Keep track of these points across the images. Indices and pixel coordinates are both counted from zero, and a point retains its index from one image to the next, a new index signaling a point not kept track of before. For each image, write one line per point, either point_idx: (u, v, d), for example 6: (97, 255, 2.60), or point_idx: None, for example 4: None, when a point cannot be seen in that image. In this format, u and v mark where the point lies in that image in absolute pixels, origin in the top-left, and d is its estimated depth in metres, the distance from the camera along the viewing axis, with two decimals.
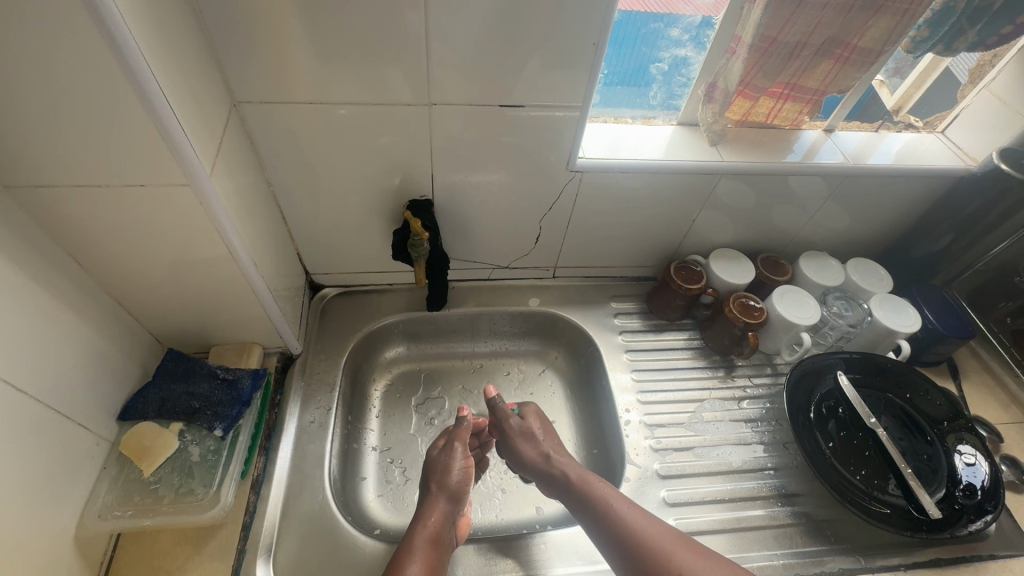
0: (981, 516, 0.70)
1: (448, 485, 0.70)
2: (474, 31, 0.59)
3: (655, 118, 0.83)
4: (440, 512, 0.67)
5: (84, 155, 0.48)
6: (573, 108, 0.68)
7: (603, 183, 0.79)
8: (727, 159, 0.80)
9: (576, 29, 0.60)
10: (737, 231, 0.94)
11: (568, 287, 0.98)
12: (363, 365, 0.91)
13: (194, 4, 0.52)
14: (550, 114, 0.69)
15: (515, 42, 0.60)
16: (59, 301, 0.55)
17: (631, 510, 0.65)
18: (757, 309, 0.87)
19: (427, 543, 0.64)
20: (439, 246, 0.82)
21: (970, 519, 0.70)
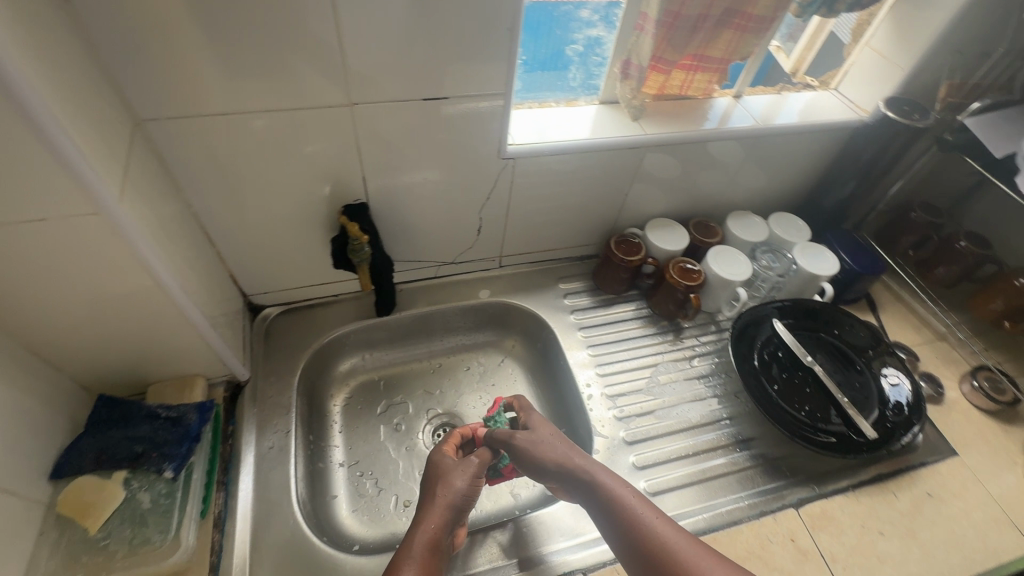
0: (909, 429, 0.79)
1: (447, 498, 0.65)
2: (388, 25, 0.58)
3: (577, 100, 0.85)
4: (441, 519, 0.63)
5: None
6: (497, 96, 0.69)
7: (536, 167, 0.80)
8: (650, 132, 0.84)
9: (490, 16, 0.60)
10: (668, 200, 0.98)
11: (516, 275, 0.99)
12: (317, 383, 0.88)
13: (75, 14, 0.48)
14: (476, 102, 0.69)
15: (430, 33, 0.60)
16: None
17: (647, 509, 0.61)
18: (695, 272, 0.92)
19: (425, 551, 0.59)
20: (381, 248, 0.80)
21: (901, 434, 0.78)
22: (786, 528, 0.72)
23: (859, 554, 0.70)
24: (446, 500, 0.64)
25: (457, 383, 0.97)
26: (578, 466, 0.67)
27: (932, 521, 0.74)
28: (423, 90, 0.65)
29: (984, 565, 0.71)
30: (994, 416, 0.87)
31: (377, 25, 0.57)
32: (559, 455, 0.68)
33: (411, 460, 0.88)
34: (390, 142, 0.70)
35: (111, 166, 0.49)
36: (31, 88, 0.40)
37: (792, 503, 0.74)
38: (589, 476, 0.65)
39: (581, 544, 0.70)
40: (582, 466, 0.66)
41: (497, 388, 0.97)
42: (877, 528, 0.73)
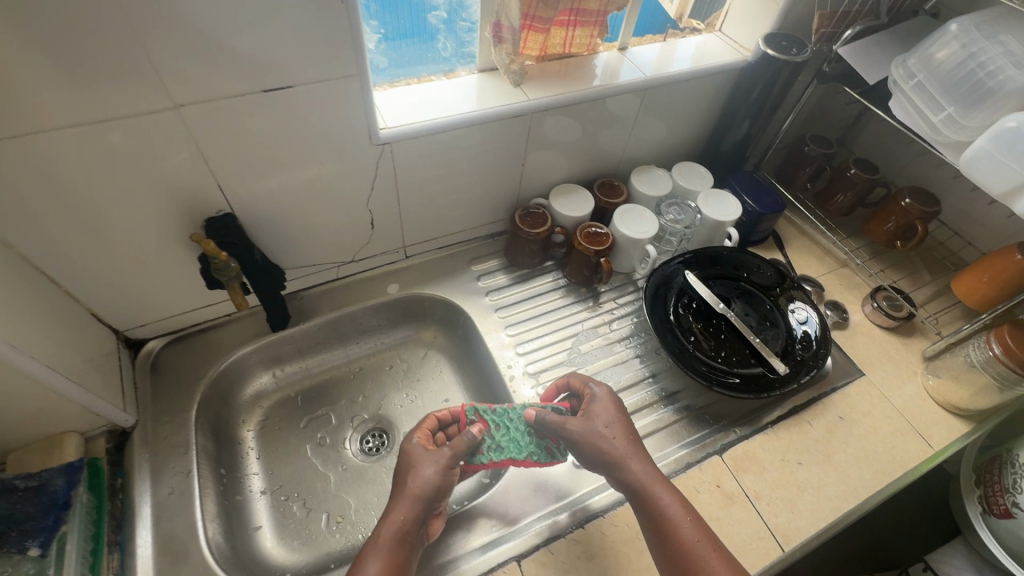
0: (816, 359, 0.82)
1: (416, 488, 0.62)
2: (192, 12, 0.49)
3: (454, 72, 0.79)
4: (413, 512, 0.60)
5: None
6: (347, 78, 0.61)
7: (416, 149, 0.75)
8: (533, 97, 0.79)
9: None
10: (570, 163, 0.95)
11: (425, 263, 0.94)
12: (222, 412, 0.81)
13: None
14: (328, 88, 0.61)
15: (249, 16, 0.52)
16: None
17: (687, 519, 0.60)
18: (603, 235, 0.90)
19: (392, 544, 0.58)
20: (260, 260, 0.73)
21: (810, 366, 0.81)
22: (711, 476, 0.73)
23: (780, 488, 0.73)
24: (421, 492, 0.62)
25: (381, 384, 0.93)
26: (628, 465, 0.64)
27: (845, 443, 0.78)
28: (261, 81, 0.57)
29: (893, 475, 0.76)
30: (894, 332, 0.92)
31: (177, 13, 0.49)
32: (608, 450, 0.65)
33: (340, 472, 0.85)
34: (239, 143, 0.62)
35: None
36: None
37: (716, 450, 0.76)
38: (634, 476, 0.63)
39: (509, 535, 0.67)
40: (630, 466, 0.64)
41: (424, 382, 0.94)
42: (796, 458, 0.76)
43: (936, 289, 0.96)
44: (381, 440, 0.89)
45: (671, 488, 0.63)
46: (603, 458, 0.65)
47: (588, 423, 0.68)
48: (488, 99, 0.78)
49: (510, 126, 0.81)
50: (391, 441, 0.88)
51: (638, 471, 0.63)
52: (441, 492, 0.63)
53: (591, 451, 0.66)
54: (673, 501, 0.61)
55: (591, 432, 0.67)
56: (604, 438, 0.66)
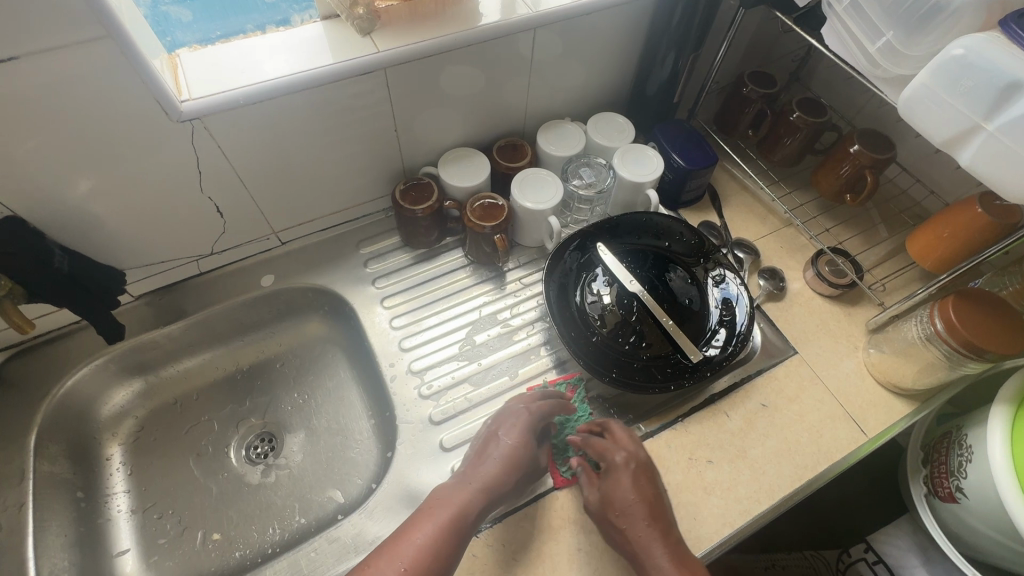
0: (736, 340, 0.71)
1: (508, 455, 0.61)
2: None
3: (288, 22, 0.67)
4: (472, 496, 0.58)
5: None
6: (101, 39, 0.49)
7: (241, 122, 0.62)
8: (385, 48, 0.65)
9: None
10: (461, 123, 0.81)
11: (304, 248, 0.83)
12: (77, 430, 0.74)
13: None
14: (77, 55, 0.49)
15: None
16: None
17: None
18: (498, 207, 0.78)
19: (457, 515, 0.56)
20: (72, 267, 0.63)
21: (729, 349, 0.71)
22: None
23: (684, 491, 0.65)
24: (478, 478, 0.59)
25: (270, 383, 0.85)
26: (649, 544, 0.55)
27: (764, 435, 0.69)
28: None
29: (816, 469, 0.67)
30: (837, 301, 0.81)
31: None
32: (630, 519, 0.57)
33: (219, 484, 0.78)
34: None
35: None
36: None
37: None
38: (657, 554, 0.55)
39: None
40: (652, 546, 0.55)
41: (317, 381, 0.85)
42: (705, 456, 0.67)
43: (889, 248, 0.83)
44: (268, 446, 0.81)
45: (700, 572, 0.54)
46: (623, 527, 0.57)
47: (620, 465, 0.61)
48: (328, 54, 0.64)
49: (364, 85, 0.67)
50: (278, 447, 0.81)
51: (665, 553, 0.55)
52: (497, 477, 0.60)
53: (615, 519, 0.58)
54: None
55: (618, 498, 0.59)
56: (631, 504, 0.58)
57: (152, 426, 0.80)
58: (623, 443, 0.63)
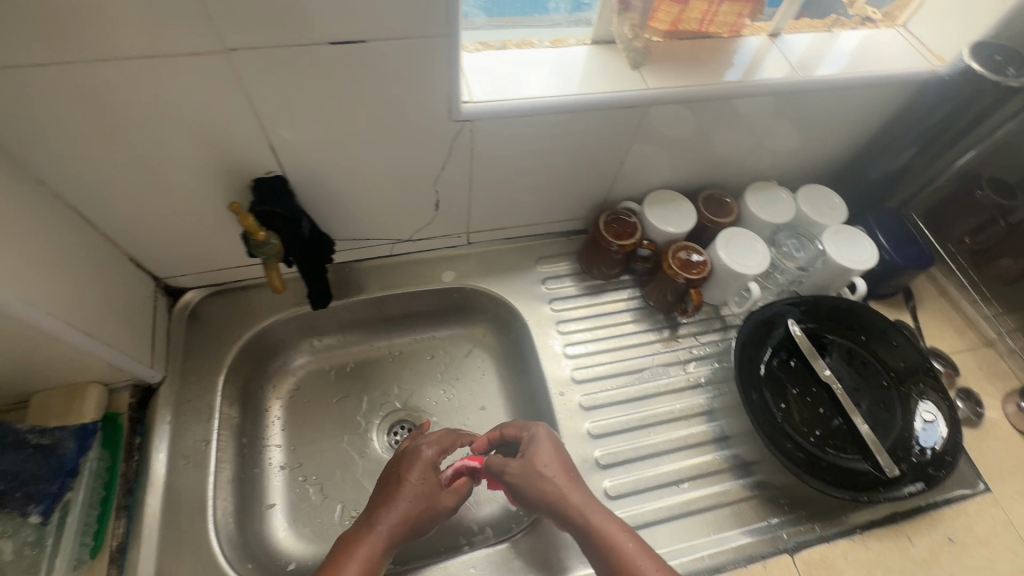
0: (938, 442, 0.67)
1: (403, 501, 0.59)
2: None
3: (566, 37, 0.66)
4: (380, 544, 0.56)
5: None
6: (440, 38, 0.49)
7: (507, 133, 0.63)
8: (653, 86, 0.64)
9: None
10: (675, 167, 0.79)
11: (487, 253, 0.84)
12: (252, 379, 0.77)
13: None
14: (404, 49, 0.49)
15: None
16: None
17: (649, 561, 0.53)
18: (699, 259, 0.74)
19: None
20: (309, 235, 0.65)
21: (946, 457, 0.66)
22: None
23: None
24: (382, 532, 0.57)
25: (420, 373, 0.86)
26: (576, 508, 0.58)
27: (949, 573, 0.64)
28: (338, 30, 0.46)
29: None
30: None
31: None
32: (556, 496, 0.59)
33: (364, 465, 0.78)
34: (302, 100, 0.51)
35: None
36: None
37: (787, 548, 0.64)
38: (585, 523, 0.57)
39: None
40: (582, 510, 0.58)
41: (463, 382, 0.86)
42: None
43: None
44: None
45: (631, 532, 0.57)
46: (550, 513, 0.60)
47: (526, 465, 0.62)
48: (601, 81, 0.63)
49: (620, 117, 0.66)
50: None
51: (594, 518, 0.57)
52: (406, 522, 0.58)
53: (538, 498, 0.60)
54: (630, 545, 0.55)
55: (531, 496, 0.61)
56: (552, 480, 0.60)
57: (313, 389, 0.82)
58: (533, 426, 0.66)
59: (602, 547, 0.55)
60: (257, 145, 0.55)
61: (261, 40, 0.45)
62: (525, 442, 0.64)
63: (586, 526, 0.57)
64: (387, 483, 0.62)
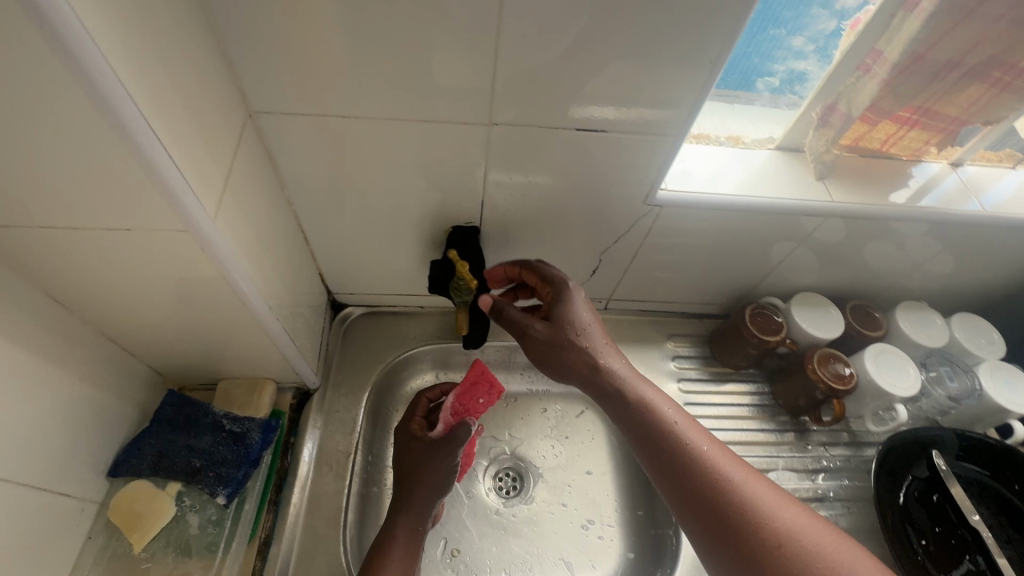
0: None
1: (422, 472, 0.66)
2: (548, 19, 0.46)
3: (743, 136, 0.68)
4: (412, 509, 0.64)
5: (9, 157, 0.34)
6: (662, 136, 0.57)
7: (686, 219, 0.67)
8: (837, 199, 0.66)
9: (685, 46, 0.48)
10: (827, 274, 0.80)
11: (620, 321, 0.87)
12: (384, 395, 0.79)
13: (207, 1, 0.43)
14: (632, 135, 0.56)
15: (615, 48, 0.48)
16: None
17: (736, 466, 0.53)
18: (847, 372, 0.74)
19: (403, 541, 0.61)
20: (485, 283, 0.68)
21: None
22: None
23: None
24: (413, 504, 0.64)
25: (531, 424, 0.87)
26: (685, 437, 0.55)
27: None
28: (584, 119, 0.55)
29: None
30: None
31: (544, 21, 0.46)
32: (656, 432, 0.55)
33: (468, 504, 0.79)
34: (525, 159, 0.59)
35: (198, 152, 0.41)
36: (100, 53, 0.31)
37: None
38: (697, 463, 0.53)
39: None
40: (690, 439, 0.54)
41: (572, 442, 0.86)
42: None
43: None
44: (515, 485, 0.82)
45: (705, 434, 0.56)
46: (653, 445, 0.56)
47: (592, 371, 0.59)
48: (784, 187, 0.66)
49: (795, 222, 0.68)
50: (525, 491, 0.82)
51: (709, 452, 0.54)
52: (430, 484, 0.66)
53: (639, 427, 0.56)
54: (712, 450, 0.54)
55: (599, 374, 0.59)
56: (643, 405, 0.57)
57: None
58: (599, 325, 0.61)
59: (685, 451, 0.54)
60: (471, 189, 0.63)
61: (515, 107, 0.53)
62: (600, 362, 0.59)
63: (662, 420, 0.56)
64: (404, 460, 0.68)
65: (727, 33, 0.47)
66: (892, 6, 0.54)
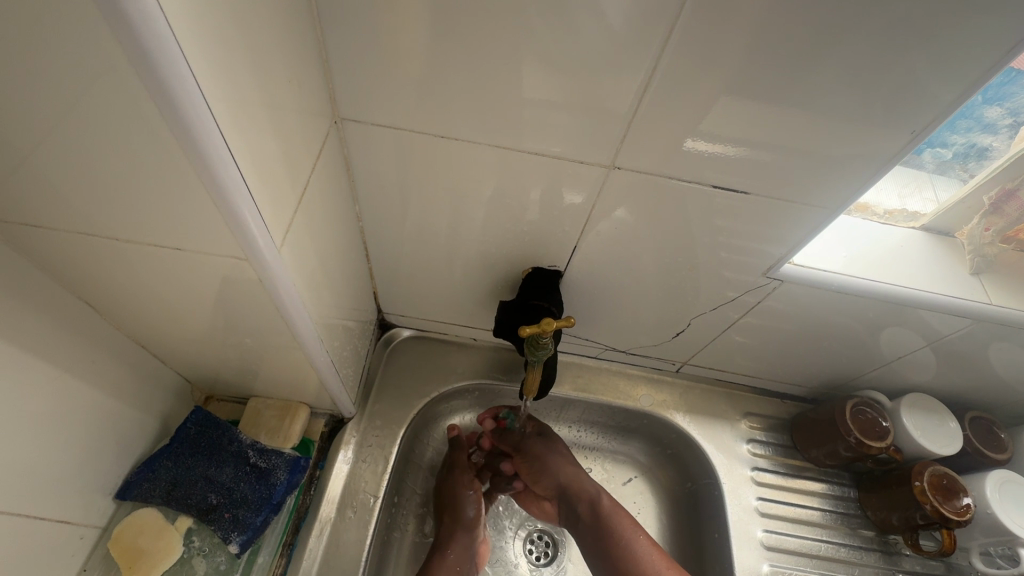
0: None
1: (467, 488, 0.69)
2: (713, 51, 0.37)
3: (869, 204, 0.57)
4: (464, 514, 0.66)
5: (54, 151, 0.28)
6: (816, 209, 0.48)
7: (805, 297, 0.58)
8: (995, 302, 0.56)
9: (879, 115, 0.40)
10: (949, 378, 0.68)
11: (691, 387, 0.77)
12: (420, 430, 0.71)
13: None
14: (770, 201, 0.48)
15: (793, 98, 0.40)
16: (11, 349, 0.37)
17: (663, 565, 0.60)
18: (965, 502, 0.62)
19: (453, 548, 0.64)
20: (558, 340, 0.57)
21: None
22: None
23: None
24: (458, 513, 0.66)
25: None
26: (626, 533, 0.63)
27: None
28: (723, 177, 0.47)
29: None
30: None
31: (711, 51, 0.37)
32: (597, 513, 0.65)
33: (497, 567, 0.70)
34: (636, 206, 0.51)
35: (274, 167, 0.34)
36: (187, 60, 0.24)
37: None
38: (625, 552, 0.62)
39: None
40: (626, 540, 0.63)
41: None
42: None
43: None
44: (548, 551, 0.73)
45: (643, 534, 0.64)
46: (596, 536, 0.64)
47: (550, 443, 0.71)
48: (930, 279, 0.56)
49: (934, 319, 0.58)
50: (559, 561, 0.72)
51: (639, 543, 0.62)
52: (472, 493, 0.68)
53: (578, 498, 0.67)
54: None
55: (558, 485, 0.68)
56: (590, 490, 0.67)
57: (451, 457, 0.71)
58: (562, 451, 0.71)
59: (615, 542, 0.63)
60: (562, 228, 0.55)
61: (642, 146, 0.45)
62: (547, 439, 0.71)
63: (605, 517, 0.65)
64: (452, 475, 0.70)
65: (939, 102, 0.38)
66: None
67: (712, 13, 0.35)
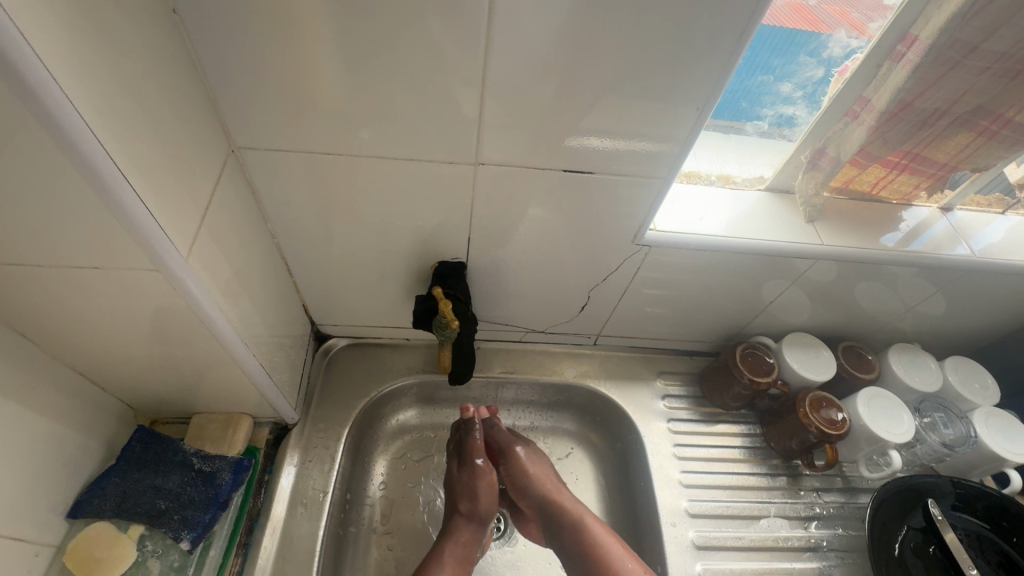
0: None
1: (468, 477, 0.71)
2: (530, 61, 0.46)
3: (735, 177, 0.69)
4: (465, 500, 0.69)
5: None
6: (657, 180, 0.57)
7: (675, 259, 0.67)
8: (828, 242, 0.66)
9: (678, 97, 0.49)
10: (817, 315, 0.78)
11: (610, 358, 0.86)
12: (365, 430, 0.76)
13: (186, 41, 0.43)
14: (623, 179, 0.57)
15: (608, 90, 0.48)
16: None
17: None
18: (840, 417, 0.72)
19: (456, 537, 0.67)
20: (468, 325, 0.65)
21: None
22: None
23: None
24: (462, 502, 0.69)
25: None
26: None
27: None
28: (572, 162, 0.55)
29: None
30: None
31: (531, 59, 0.46)
32: None
33: None
34: (513, 197, 0.59)
35: (170, 190, 0.41)
36: (76, 110, 0.31)
37: None
38: None
39: None
40: None
41: None
42: None
43: None
44: (499, 525, 0.78)
45: None
46: None
47: None
48: (773, 232, 0.66)
49: (783, 264, 0.68)
50: (510, 532, 0.78)
51: None
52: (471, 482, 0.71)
53: None
54: None
55: None
56: None
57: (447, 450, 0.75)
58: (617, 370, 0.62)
59: None
60: (456, 224, 0.62)
61: (501, 145, 0.53)
62: None
63: None
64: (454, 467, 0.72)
65: (714, 83, 0.48)
66: (878, 55, 0.55)
67: (520, 31, 0.44)
